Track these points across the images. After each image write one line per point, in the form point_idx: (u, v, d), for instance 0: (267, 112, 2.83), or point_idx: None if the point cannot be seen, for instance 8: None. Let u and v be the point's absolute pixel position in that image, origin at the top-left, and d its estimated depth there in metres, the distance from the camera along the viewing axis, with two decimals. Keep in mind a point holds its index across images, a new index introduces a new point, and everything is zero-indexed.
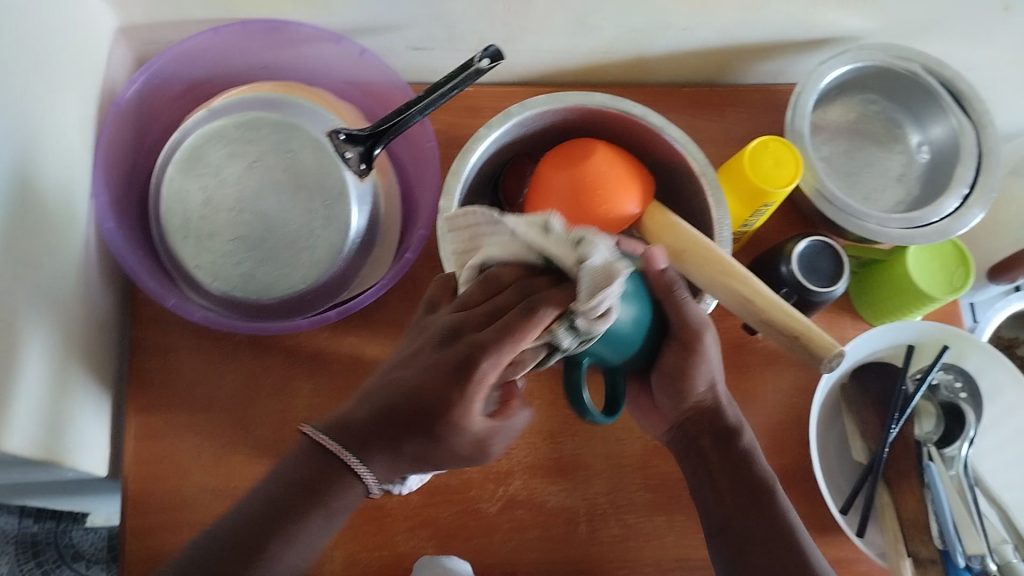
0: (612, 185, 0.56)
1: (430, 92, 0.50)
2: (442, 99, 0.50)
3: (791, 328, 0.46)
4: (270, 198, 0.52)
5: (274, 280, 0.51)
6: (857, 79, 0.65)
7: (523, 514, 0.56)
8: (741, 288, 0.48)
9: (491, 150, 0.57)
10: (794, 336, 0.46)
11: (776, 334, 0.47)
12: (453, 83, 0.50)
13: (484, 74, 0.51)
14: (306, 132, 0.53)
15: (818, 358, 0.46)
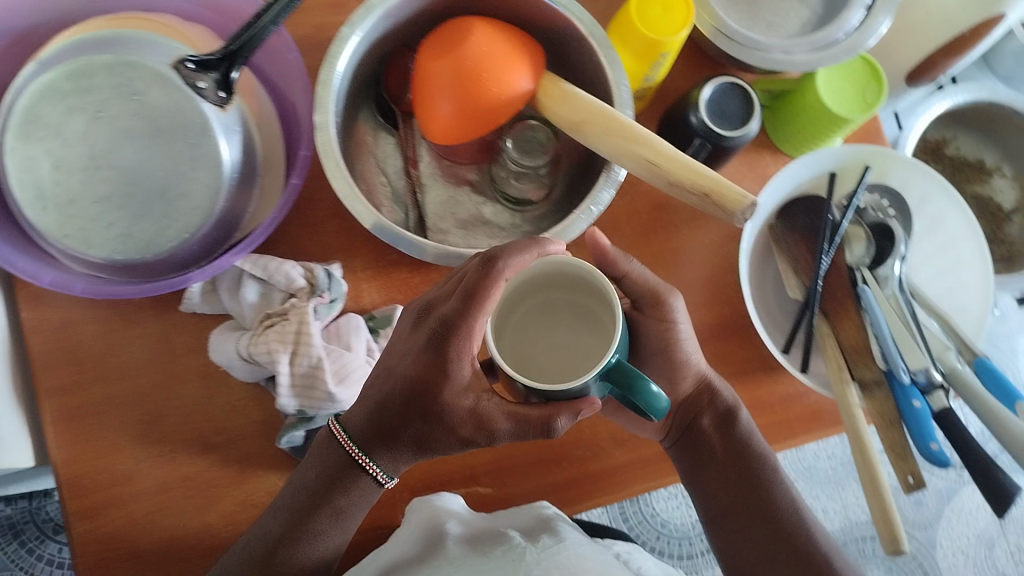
0: (498, 64, 0.51)
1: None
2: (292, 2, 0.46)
3: (699, 186, 0.44)
4: (126, 150, 0.47)
5: (153, 236, 0.47)
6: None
7: (509, 446, 0.54)
8: (645, 151, 0.45)
9: (363, 49, 0.52)
10: (703, 194, 0.43)
11: (685, 193, 0.44)
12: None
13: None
14: (146, 66, 0.47)
15: (732, 214, 0.43)
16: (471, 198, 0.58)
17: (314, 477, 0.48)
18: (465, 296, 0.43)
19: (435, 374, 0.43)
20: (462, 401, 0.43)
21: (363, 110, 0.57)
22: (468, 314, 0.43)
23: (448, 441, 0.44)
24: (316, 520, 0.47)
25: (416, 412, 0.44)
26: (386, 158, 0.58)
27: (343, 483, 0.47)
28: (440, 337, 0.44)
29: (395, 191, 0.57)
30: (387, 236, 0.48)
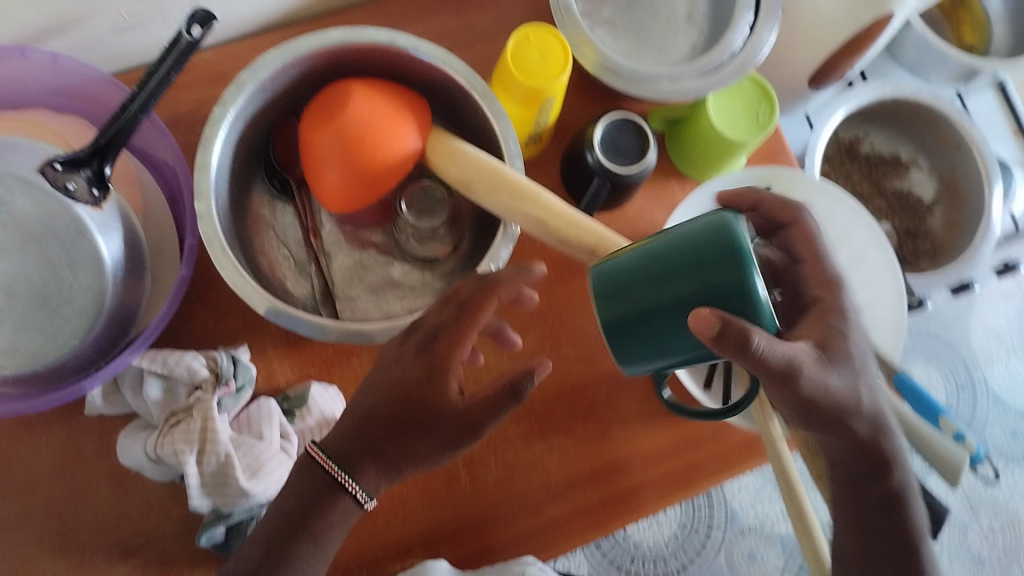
0: (380, 127, 0.50)
1: (146, 84, 0.45)
2: (159, 88, 0.45)
3: (584, 242, 0.45)
4: (1, 263, 0.45)
5: (40, 348, 0.45)
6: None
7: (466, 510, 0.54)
8: (532, 210, 0.45)
9: (240, 125, 0.50)
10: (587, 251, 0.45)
11: (572, 249, 0.45)
12: (167, 66, 0.45)
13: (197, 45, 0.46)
14: (9, 173, 0.45)
15: None
16: (377, 261, 0.57)
17: (293, 503, 0.44)
18: (455, 307, 0.46)
19: (423, 381, 0.45)
20: (444, 402, 0.45)
21: (255, 183, 0.55)
22: (462, 320, 0.46)
23: (435, 447, 0.45)
24: (294, 547, 0.43)
25: (401, 426, 0.45)
26: (285, 228, 0.57)
27: (322, 506, 0.44)
28: (427, 343, 0.46)
29: (298, 262, 0.56)
30: (283, 319, 0.47)
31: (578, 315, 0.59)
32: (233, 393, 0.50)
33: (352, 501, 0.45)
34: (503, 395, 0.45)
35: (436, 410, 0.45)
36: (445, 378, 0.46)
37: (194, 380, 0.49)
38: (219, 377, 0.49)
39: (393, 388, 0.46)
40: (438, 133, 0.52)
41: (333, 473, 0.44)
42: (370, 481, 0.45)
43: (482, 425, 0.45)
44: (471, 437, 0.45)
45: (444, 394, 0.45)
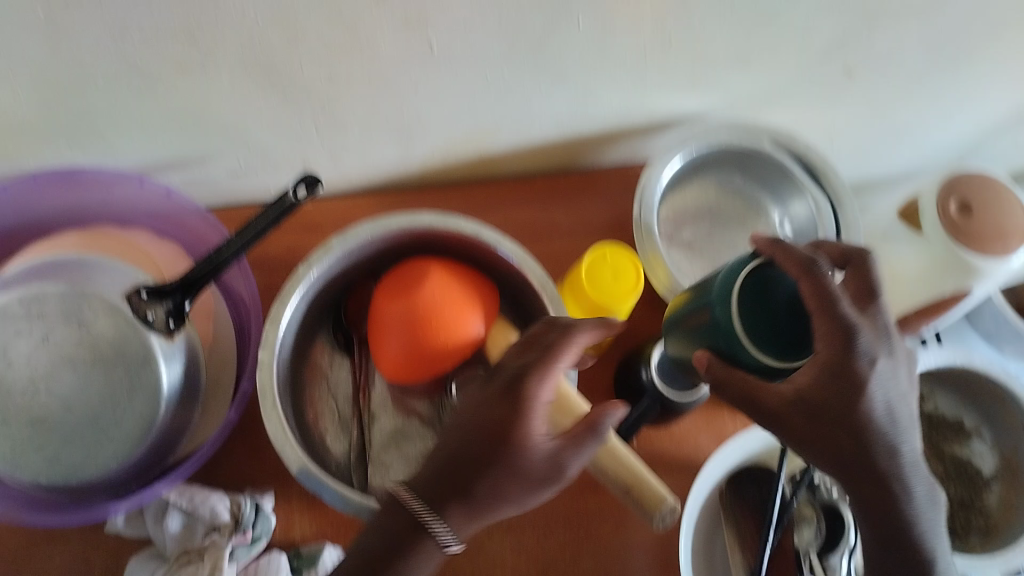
0: (450, 311, 0.52)
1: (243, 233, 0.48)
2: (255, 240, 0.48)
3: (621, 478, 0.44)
4: (67, 377, 0.47)
5: (81, 461, 0.47)
6: (707, 160, 0.61)
7: None
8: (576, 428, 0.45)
9: (318, 282, 0.53)
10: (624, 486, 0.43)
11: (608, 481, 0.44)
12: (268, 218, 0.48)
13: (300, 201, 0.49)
14: (99, 297, 0.47)
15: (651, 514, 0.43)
16: (418, 432, 0.57)
17: (361, 545, 0.42)
18: (539, 351, 0.44)
19: (500, 424, 0.42)
20: (535, 445, 0.42)
21: (319, 333, 0.58)
22: (537, 371, 0.43)
23: (526, 489, 0.42)
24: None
25: (466, 473, 0.42)
26: (338, 382, 0.58)
27: (406, 549, 0.41)
28: (506, 387, 0.44)
29: (342, 418, 0.57)
30: (311, 483, 0.47)
31: (603, 526, 0.57)
32: (248, 542, 0.50)
33: (435, 545, 0.41)
34: (581, 432, 0.43)
35: (525, 460, 0.42)
36: (535, 424, 0.43)
37: (214, 523, 0.50)
38: (239, 522, 0.50)
39: (479, 432, 0.42)
40: (502, 326, 0.54)
41: (424, 513, 0.42)
42: (455, 524, 0.42)
43: (567, 460, 0.42)
44: (558, 479, 0.42)
45: (532, 440, 0.42)
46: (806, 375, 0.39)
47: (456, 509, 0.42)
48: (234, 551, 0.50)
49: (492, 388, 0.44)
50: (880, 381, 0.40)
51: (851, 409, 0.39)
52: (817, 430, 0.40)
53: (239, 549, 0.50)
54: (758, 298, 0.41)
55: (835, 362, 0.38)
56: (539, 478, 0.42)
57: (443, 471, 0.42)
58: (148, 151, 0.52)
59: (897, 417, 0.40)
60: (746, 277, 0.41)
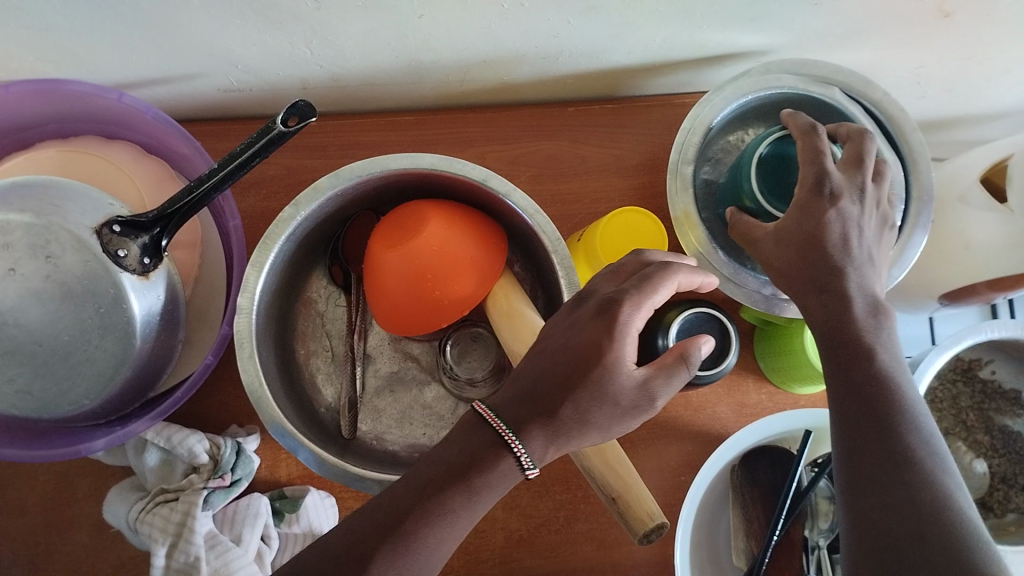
0: (447, 267, 0.48)
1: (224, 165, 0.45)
2: (240, 170, 0.45)
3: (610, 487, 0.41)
4: (35, 312, 0.44)
5: (52, 398, 0.45)
6: (766, 111, 0.54)
7: None
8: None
9: (310, 222, 0.49)
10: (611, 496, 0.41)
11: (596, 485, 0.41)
12: (255, 149, 0.45)
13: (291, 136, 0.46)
14: (66, 228, 0.44)
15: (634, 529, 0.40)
16: (415, 377, 0.54)
17: (452, 453, 0.37)
18: (635, 279, 0.40)
19: (593, 343, 0.38)
20: (624, 368, 0.38)
21: (315, 267, 0.54)
22: (639, 287, 0.39)
23: (613, 416, 0.38)
24: (447, 495, 0.36)
25: (553, 397, 0.38)
26: (334, 319, 0.55)
27: (482, 465, 0.37)
28: (605, 304, 0.39)
29: (336, 357, 0.54)
30: (287, 439, 0.45)
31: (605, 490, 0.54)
32: (225, 487, 0.48)
33: (515, 465, 0.37)
34: (672, 362, 0.39)
35: (611, 377, 0.38)
36: (629, 338, 0.38)
37: (194, 463, 0.48)
38: (218, 465, 0.48)
39: (568, 347, 0.39)
40: (508, 289, 0.50)
41: (498, 424, 0.37)
42: (537, 445, 0.37)
43: (653, 389, 0.38)
44: (646, 408, 0.38)
45: (624, 361, 0.38)
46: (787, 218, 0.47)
47: (551, 421, 0.37)
48: (210, 495, 0.48)
49: (596, 298, 0.40)
50: (847, 221, 0.46)
51: (821, 242, 0.46)
52: (792, 258, 0.46)
53: (215, 494, 0.48)
54: (775, 158, 0.50)
55: (805, 201, 0.47)
56: (632, 401, 0.38)
57: (545, 377, 0.38)
58: (132, 63, 0.48)
59: (853, 245, 0.46)
60: (767, 145, 0.50)
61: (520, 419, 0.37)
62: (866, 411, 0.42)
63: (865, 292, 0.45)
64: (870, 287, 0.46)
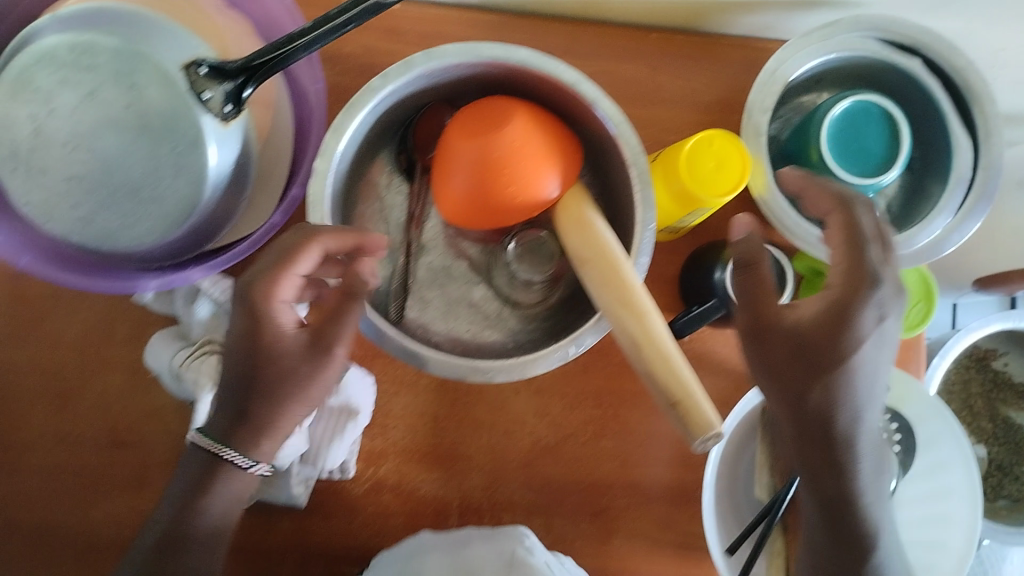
0: (524, 164, 0.48)
1: (319, 23, 0.44)
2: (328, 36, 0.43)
3: (670, 392, 0.42)
4: (112, 141, 0.43)
5: (115, 231, 0.45)
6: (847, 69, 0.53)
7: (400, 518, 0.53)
8: (633, 326, 0.43)
9: (386, 103, 0.48)
10: (671, 401, 0.42)
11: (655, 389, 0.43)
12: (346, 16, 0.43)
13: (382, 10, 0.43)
14: (154, 61, 0.43)
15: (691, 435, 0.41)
16: (466, 275, 0.54)
17: (215, 437, 0.46)
18: (275, 254, 0.43)
19: (255, 336, 0.44)
20: (282, 318, 0.44)
21: (382, 151, 0.54)
22: (273, 271, 0.43)
23: (294, 378, 0.45)
24: (215, 482, 0.46)
25: (268, 386, 0.44)
26: (392, 206, 0.55)
27: (208, 481, 0.46)
28: (245, 291, 0.44)
29: (390, 244, 0.54)
30: (349, 308, 0.45)
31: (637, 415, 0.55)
32: None
33: (232, 467, 0.46)
34: (342, 300, 0.44)
35: (273, 358, 0.44)
36: (283, 308, 0.44)
37: None
38: None
39: (243, 352, 0.44)
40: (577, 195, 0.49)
41: (219, 454, 0.46)
42: (246, 447, 0.46)
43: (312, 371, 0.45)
44: (325, 353, 0.45)
45: (285, 300, 0.44)
46: (812, 306, 0.42)
47: (265, 415, 0.45)
48: None
49: (241, 283, 0.44)
50: (882, 305, 0.41)
51: (850, 314, 0.41)
52: (783, 354, 0.42)
53: None
54: (856, 115, 0.49)
55: (841, 295, 0.41)
56: (310, 350, 0.44)
57: (228, 380, 0.45)
58: None
59: (861, 358, 0.41)
60: (846, 103, 0.48)
61: (238, 417, 0.45)
62: (810, 365, 0.42)
63: (869, 395, 0.43)
64: (852, 416, 0.44)
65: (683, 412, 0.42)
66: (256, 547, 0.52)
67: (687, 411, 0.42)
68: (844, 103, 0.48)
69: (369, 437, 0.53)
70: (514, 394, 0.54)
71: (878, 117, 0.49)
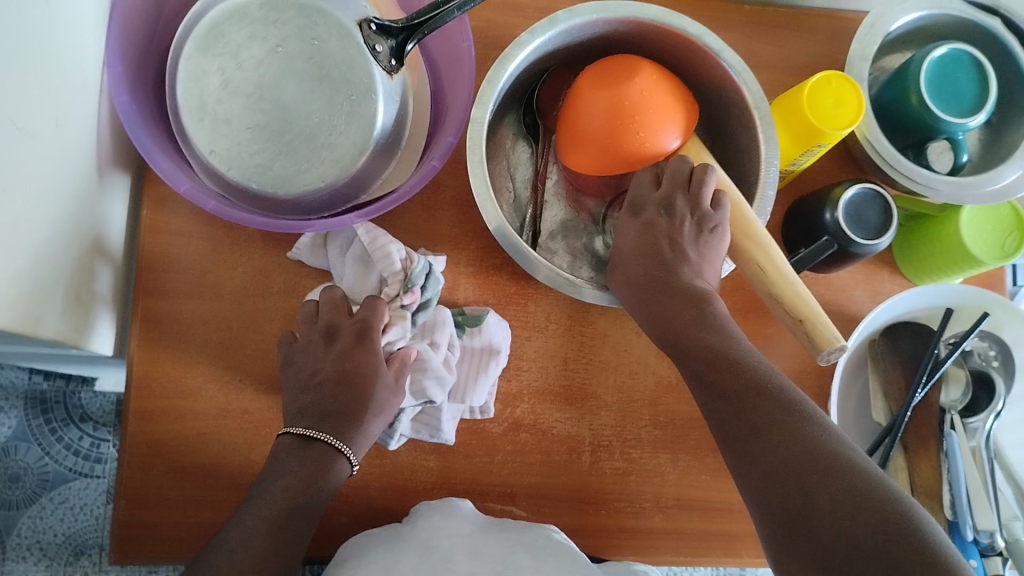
0: (652, 113, 0.52)
1: None
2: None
3: (795, 310, 0.45)
4: (292, 89, 0.49)
5: (291, 175, 0.49)
6: (931, 32, 0.59)
7: (538, 460, 0.55)
8: (756, 253, 0.47)
9: (530, 58, 0.53)
10: (796, 318, 0.45)
11: (780, 310, 0.46)
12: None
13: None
14: (333, 16, 0.49)
15: (817, 348, 0.44)
16: (586, 227, 0.58)
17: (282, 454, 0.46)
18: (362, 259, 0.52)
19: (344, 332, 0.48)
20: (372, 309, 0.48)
21: (510, 115, 0.59)
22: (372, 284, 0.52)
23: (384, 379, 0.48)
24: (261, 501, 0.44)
25: (355, 404, 0.47)
26: (517, 165, 0.60)
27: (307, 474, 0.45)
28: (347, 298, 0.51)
29: (517, 200, 0.59)
30: (506, 243, 0.48)
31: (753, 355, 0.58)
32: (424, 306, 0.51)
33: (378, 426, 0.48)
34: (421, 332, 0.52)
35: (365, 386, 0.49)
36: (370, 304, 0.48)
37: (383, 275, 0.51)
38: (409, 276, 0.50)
39: (315, 375, 0.48)
40: (696, 143, 0.54)
41: (310, 435, 0.46)
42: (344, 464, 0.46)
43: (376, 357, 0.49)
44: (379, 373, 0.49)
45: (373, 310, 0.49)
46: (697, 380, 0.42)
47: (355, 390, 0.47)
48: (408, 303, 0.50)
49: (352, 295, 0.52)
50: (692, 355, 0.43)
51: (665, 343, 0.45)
52: (656, 335, 0.46)
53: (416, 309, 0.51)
54: (950, 63, 0.54)
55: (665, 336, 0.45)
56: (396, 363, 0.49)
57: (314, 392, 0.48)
58: None
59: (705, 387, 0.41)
60: (943, 50, 0.54)
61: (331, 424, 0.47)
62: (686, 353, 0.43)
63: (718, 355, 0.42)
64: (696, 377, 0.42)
65: (807, 325, 0.44)
66: (402, 486, 0.54)
67: (811, 326, 0.44)
68: (941, 48, 0.54)
69: (504, 379, 0.56)
70: (636, 336, 0.58)
71: (969, 65, 0.54)
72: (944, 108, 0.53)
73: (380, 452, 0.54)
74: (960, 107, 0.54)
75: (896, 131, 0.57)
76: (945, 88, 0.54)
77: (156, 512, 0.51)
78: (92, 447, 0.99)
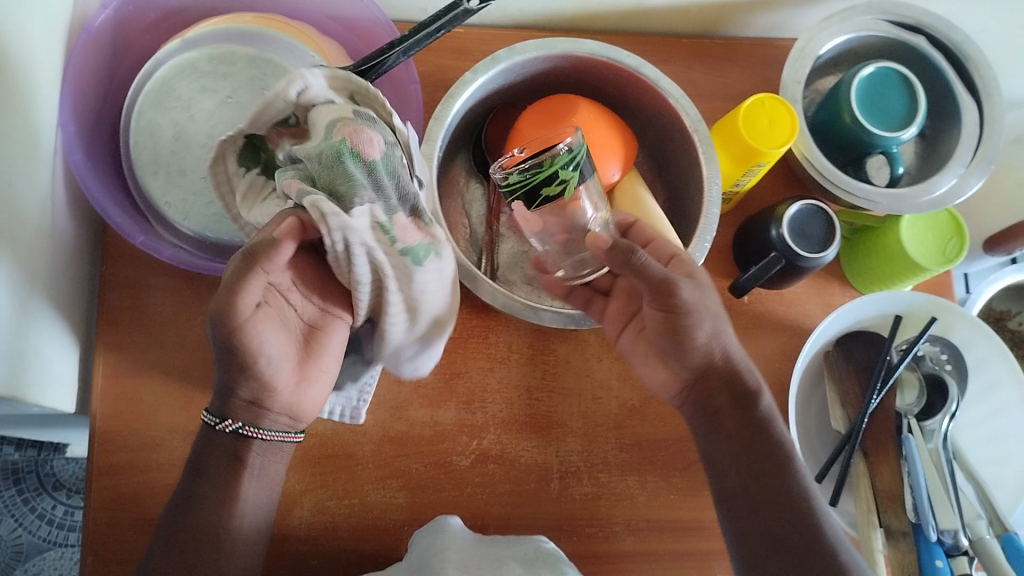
0: (591, 150, 0.54)
1: (418, 29, 0.48)
2: (426, 40, 0.48)
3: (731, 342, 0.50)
4: None
5: None
6: (861, 53, 0.62)
7: (507, 490, 0.56)
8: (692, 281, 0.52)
9: (477, 96, 0.55)
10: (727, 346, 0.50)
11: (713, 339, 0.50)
12: (440, 23, 0.48)
13: (473, 15, 0.48)
14: (282, 68, 0.51)
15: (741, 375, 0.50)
16: None
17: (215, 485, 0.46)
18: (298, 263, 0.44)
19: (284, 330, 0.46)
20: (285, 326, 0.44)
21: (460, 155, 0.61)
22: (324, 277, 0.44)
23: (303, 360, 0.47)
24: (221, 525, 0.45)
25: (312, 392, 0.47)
26: (471, 203, 0.61)
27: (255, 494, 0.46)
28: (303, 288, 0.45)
29: (473, 235, 0.60)
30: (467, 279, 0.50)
31: None
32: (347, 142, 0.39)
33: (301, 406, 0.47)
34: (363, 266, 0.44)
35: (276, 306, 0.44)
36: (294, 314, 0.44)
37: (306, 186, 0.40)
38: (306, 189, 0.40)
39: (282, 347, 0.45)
40: (633, 175, 0.56)
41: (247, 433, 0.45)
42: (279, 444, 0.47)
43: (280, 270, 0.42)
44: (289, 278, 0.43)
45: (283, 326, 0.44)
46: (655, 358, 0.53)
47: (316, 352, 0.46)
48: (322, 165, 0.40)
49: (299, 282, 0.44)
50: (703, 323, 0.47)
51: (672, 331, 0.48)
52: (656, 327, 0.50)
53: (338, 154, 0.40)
54: (878, 80, 0.57)
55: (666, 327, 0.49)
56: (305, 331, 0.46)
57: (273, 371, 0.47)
58: None
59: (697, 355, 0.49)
60: (870, 68, 0.56)
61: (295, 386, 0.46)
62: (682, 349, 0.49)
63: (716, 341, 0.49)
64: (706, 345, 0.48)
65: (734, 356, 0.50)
66: (371, 525, 0.54)
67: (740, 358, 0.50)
68: (869, 67, 0.56)
69: (469, 412, 0.57)
70: (598, 361, 0.59)
71: (896, 81, 0.57)
72: (874, 123, 0.56)
73: (347, 491, 0.54)
74: (889, 121, 0.56)
75: (833, 149, 0.60)
76: (875, 104, 0.56)
77: (122, 568, 0.51)
78: (65, 516, 0.98)
